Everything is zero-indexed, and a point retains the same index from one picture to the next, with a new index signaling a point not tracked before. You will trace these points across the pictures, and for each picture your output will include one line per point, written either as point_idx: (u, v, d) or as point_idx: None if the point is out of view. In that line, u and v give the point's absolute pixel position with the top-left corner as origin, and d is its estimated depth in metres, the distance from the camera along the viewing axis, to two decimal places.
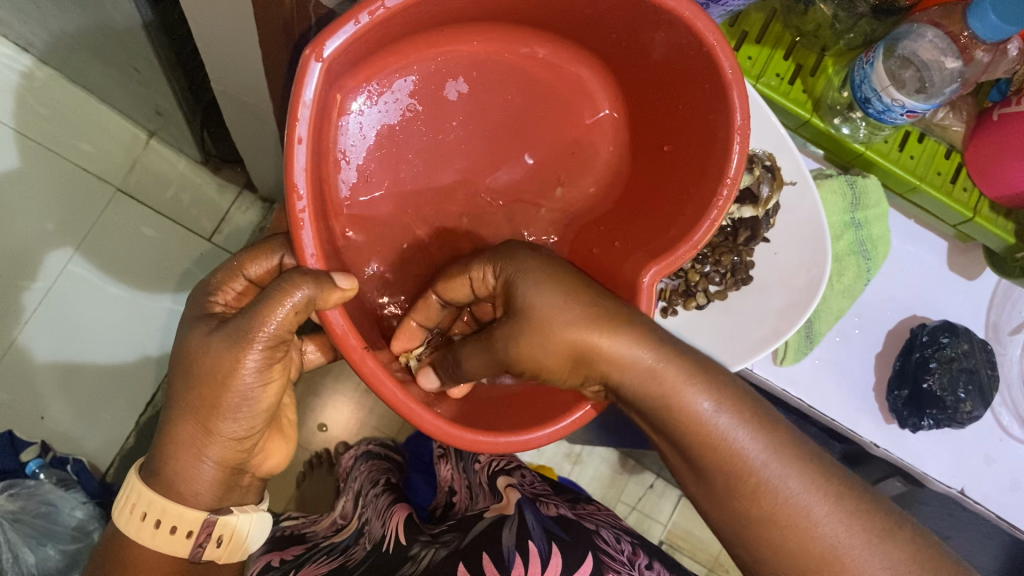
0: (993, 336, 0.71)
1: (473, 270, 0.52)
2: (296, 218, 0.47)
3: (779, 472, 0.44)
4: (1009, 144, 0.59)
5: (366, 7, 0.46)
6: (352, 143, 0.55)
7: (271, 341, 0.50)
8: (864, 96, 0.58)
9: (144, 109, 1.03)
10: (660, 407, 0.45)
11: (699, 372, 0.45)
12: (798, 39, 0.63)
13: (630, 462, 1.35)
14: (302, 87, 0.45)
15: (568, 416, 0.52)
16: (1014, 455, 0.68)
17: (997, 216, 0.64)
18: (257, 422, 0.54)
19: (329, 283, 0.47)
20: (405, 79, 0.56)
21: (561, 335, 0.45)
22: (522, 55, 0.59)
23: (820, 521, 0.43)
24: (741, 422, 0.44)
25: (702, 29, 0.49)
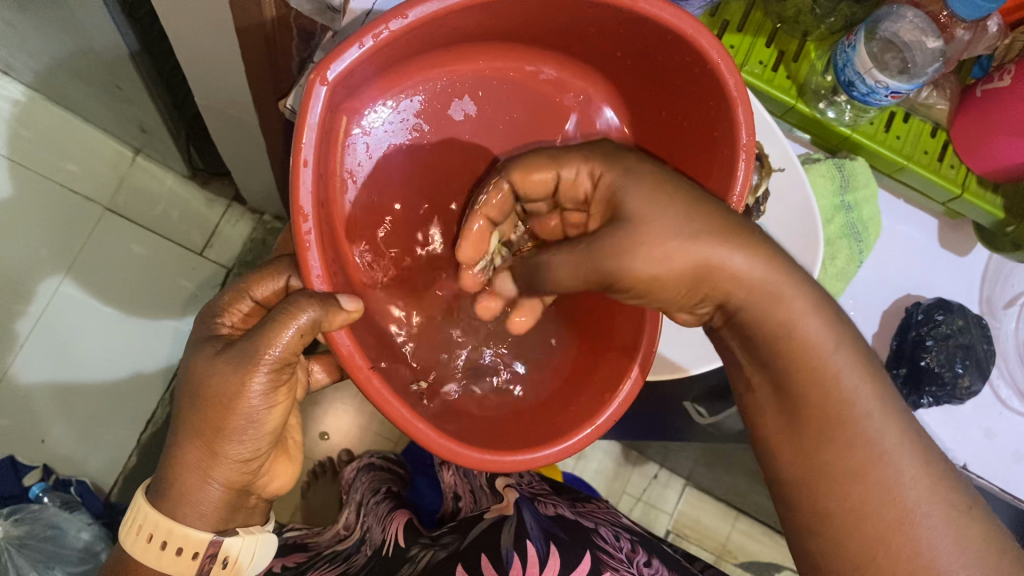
0: (987, 311, 0.70)
1: (566, 168, 0.48)
2: (302, 240, 0.46)
3: (883, 432, 0.41)
4: (997, 119, 0.59)
5: (369, 31, 0.46)
6: (359, 163, 0.56)
7: (274, 364, 0.50)
8: (849, 79, 0.58)
9: (128, 127, 1.03)
10: (772, 333, 0.42)
11: (825, 311, 0.42)
12: (779, 25, 0.63)
13: (632, 454, 1.37)
14: (308, 110, 0.45)
15: (577, 434, 0.54)
16: (1013, 427, 0.68)
17: (987, 192, 0.64)
18: (262, 444, 0.54)
19: (335, 305, 0.48)
20: (411, 99, 0.57)
21: (688, 252, 0.40)
22: (525, 70, 0.60)
23: (905, 475, 0.41)
24: (854, 370, 0.41)
25: (706, 48, 0.50)
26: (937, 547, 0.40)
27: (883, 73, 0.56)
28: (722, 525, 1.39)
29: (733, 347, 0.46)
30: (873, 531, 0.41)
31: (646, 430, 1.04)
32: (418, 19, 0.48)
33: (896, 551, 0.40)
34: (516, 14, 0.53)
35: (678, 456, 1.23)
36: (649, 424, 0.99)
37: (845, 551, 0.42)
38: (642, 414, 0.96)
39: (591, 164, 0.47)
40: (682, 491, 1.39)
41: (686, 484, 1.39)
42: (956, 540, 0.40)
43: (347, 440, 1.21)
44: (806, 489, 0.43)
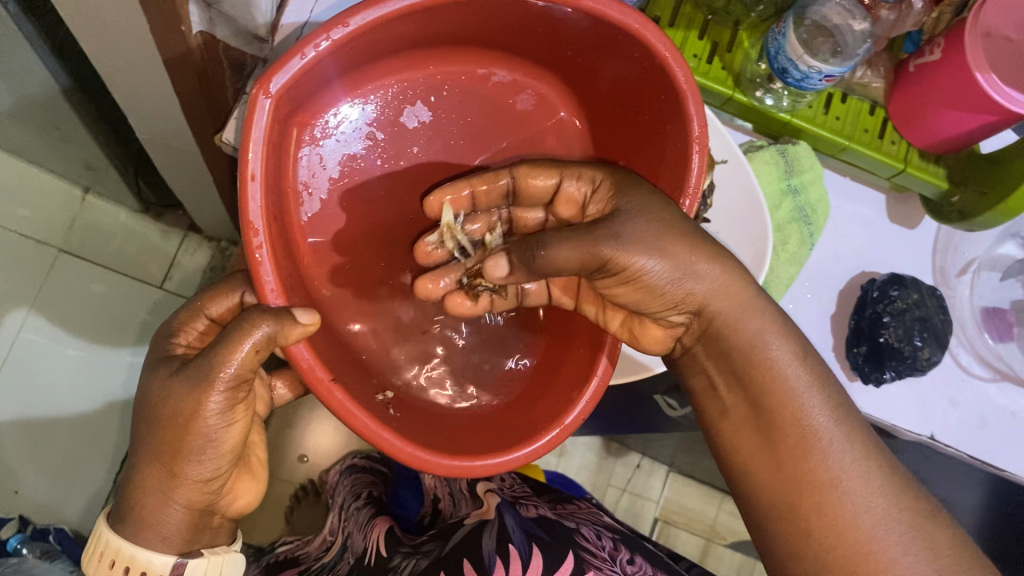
0: (942, 281, 0.70)
1: (568, 176, 0.55)
2: (254, 254, 0.47)
3: (841, 441, 0.49)
4: (931, 93, 0.59)
5: (311, 41, 0.46)
6: (312, 176, 0.55)
7: (233, 382, 0.48)
8: (783, 66, 0.58)
9: (74, 166, 1.02)
10: (743, 350, 0.51)
11: (785, 330, 0.51)
12: (711, 17, 0.63)
13: (614, 445, 1.38)
14: (250, 128, 0.45)
15: (543, 436, 0.53)
16: (976, 393, 0.68)
17: (928, 164, 0.65)
18: (223, 463, 0.52)
19: (290, 319, 0.46)
20: (364, 105, 0.57)
21: (679, 244, 0.48)
22: (472, 75, 0.60)
23: (869, 494, 0.48)
24: (811, 383, 0.50)
25: (652, 42, 0.50)
26: (907, 550, 0.46)
27: (815, 58, 0.56)
28: (709, 507, 1.40)
29: (707, 359, 0.53)
30: (845, 543, 0.47)
31: (623, 423, 1.04)
32: (359, 28, 0.48)
33: (866, 549, 0.47)
34: (453, 22, 0.53)
35: (658, 444, 1.24)
36: (624, 417, 0.99)
37: (827, 562, 0.47)
38: (616, 408, 0.96)
39: (589, 173, 0.54)
40: (667, 477, 1.40)
41: (670, 470, 1.39)
42: (923, 554, 0.46)
43: (328, 459, 1.20)
44: (781, 502, 0.50)
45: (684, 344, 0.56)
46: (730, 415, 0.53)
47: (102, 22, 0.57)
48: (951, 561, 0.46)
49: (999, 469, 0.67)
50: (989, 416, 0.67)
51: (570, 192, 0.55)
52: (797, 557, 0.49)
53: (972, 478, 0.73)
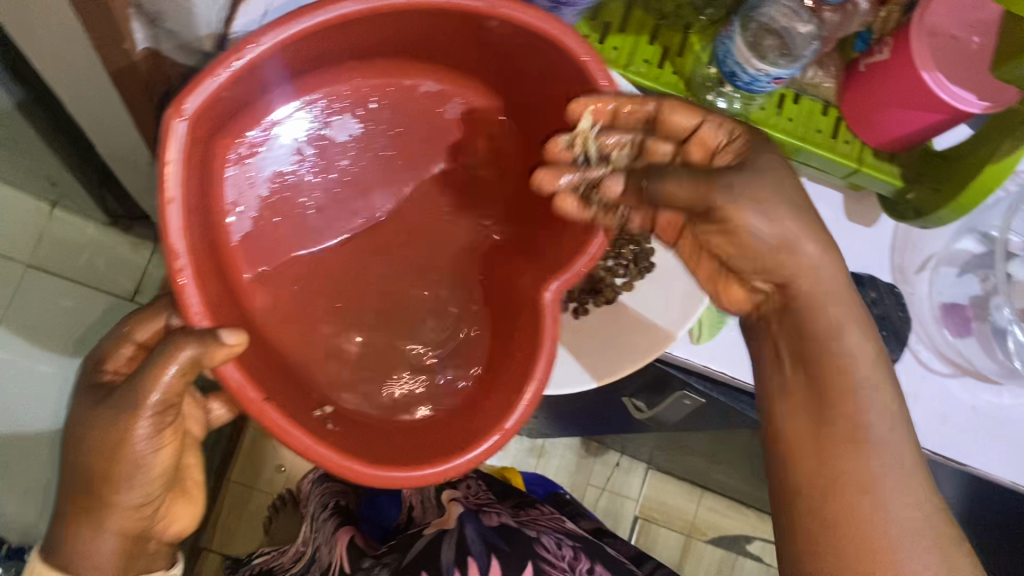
0: (900, 278, 0.70)
1: (709, 120, 0.52)
2: (178, 281, 0.44)
3: (892, 448, 0.47)
4: (882, 92, 0.59)
5: (233, 53, 0.45)
6: (238, 195, 0.53)
7: (159, 408, 0.48)
8: (731, 70, 0.58)
9: (39, 181, 1.01)
10: (814, 336, 0.48)
11: (863, 327, 0.49)
12: (661, 21, 0.63)
13: (592, 445, 1.37)
14: (165, 151, 0.42)
15: (482, 443, 0.48)
16: (936, 389, 0.68)
17: (882, 162, 0.65)
18: (155, 488, 0.52)
19: (215, 341, 0.43)
20: (282, 122, 0.55)
21: (789, 215, 0.47)
22: (402, 87, 0.58)
23: (906, 507, 0.46)
24: (878, 384, 0.48)
25: (572, 49, 0.50)
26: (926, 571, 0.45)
27: (763, 60, 0.56)
28: (688, 503, 1.41)
29: (777, 332, 0.51)
30: (865, 538, 0.46)
31: (597, 423, 1.04)
32: (273, 43, 0.46)
33: (884, 556, 0.46)
34: (381, 33, 0.52)
35: (635, 443, 1.24)
36: (597, 419, 0.99)
37: (846, 560, 0.46)
38: (588, 411, 0.96)
39: (727, 121, 0.51)
40: (646, 474, 1.40)
41: (649, 467, 1.40)
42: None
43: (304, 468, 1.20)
44: (810, 482, 0.48)
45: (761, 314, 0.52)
46: (788, 396, 0.50)
47: (45, 40, 0.56)
48: None
49: (962, 464, 0.67)
50: (950, 412, 0.67)
51: (708, 136, 0.52)
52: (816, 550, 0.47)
53: (939, 472, 0.73)
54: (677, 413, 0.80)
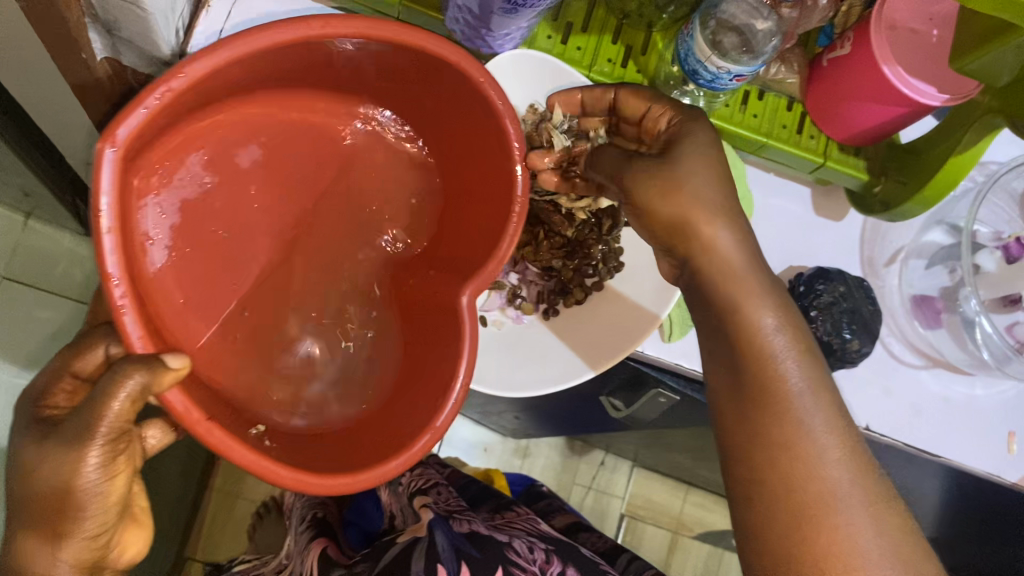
0: (870, 271, 0.70)
1: (657, 106, 0.52)
2: (116, 309, 0.42)
3: (814, 412, 0.45)
4: (846, 88, 0.59)
5: (158, 86, 0.41)
6: (155, 227, 0.46)
7: (110, 436, 0.46)
8: (692, 69, 0.58)
9: (11, 193, 0.99)
10: (728, 309, 0.47)
11: (775, 296, 0.47)
12: (623, 21, 0.63)
13: (577, 444, 1.37)
14: (98, 196, 0.40)
15: (413, 446, 0.46)
16: (907, 381, 0.68)
17: (848, 157, 0.65)
18: (110, 517, 0.49)
19: (161, 364, 0.41)
20: (197, 154, 0.47)
21: (700, 193, 0.47)
22: (312, 111, 0.52)
23: (834, 469, 0.44)
24: (795, 349, 0.46)
25: (472, 74, 0.47)
26: (859, 531, 0.43)
27: (724, 58, 0.56)
28: (675, 499, 1.41)
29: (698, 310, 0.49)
30: (791, 506, 0.44)
31: (578, 422, 1.03)
32: (202, 69, 0.43)
33: (815, 520, 0.43)
34: (334, 54, 0.47)
35: (620, 441, 1.24)
36: (579, 418, 0.98)
37: (780, 530, 0.44)
38: (568, 412, 0.96)
39: (664, 113, 0.52)
40: (631, 472, 1.40)
41: (634, 465, 1.40)
42: (874, 535, 0.43)
43: None
44: (740, 454, 0.46)
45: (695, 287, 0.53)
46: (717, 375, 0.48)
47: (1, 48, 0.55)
48: (905, 551, 0.43)
49: (936, 456, 0.67)
50: (922, 404, 0.68)
51: (654, 124, 0.53)
52: (756, 526, 0.45)
53: (917, 463, 0.73)
54: (653, 411, 0.80)
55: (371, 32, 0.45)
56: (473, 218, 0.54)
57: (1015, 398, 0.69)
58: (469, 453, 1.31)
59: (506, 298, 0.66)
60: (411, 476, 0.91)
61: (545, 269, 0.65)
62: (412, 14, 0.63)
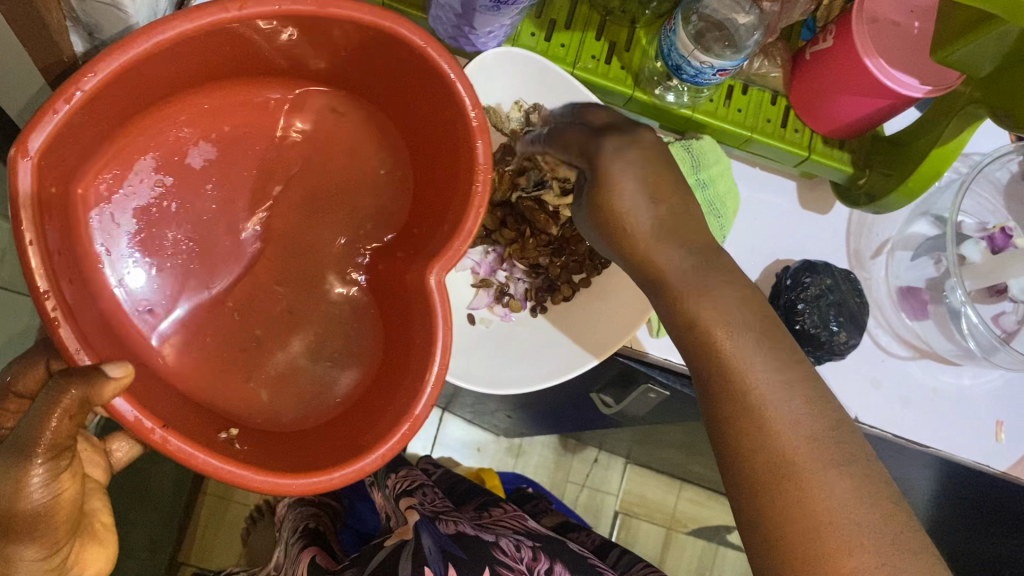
0: (857, 263, 0.71)
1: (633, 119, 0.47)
2: (50, 319, 0.41)
3: (782, 396, 0.42)
4: (828, 80, 0.60)
5: (73, 85, 0.41)
6: (110, 238, 0.47)
7: (52, 451, 0.42)
8: (675, 64, 0.58)
9: None
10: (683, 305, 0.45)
11: (727, 285, 0.45)
12: (607, 17, 0.63)
13: (570, 442, 1.37)
14: (18, 208, 0.40)
15: (392, 434, 0.46)
16: (896, 373, 0.68)
17: (832, 150, 0.66)
18: (60, 536, 0.46)
19: (97, 375, 0.39)
20: (148, 158, 0.48)
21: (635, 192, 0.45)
22: (260, 105, 0.52)
23: (810, 453, 0.40)
24: (755, 336, 0.44)
25: (408, 35, 0.47)
26: (846, 517, 0.39)
27: (707, 53, 0.56)
28: (668, 496, 1.41)
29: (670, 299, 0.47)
30: (757, 481, 0.41)
31: (570, 420, 1.03)
32: (115, 70, 0.42)
33: (797, 510, 0.39)
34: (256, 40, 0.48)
35: (613, 438, 1.24)
36: (571, 415, 0.98)
37: (767, 523, 0.40)
38: (560, 409, 0.96)
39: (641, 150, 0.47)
40: (624, 469, 1.40)
41: (627, 462, 1.40)
42: (864, 521, 0.39)
43: None
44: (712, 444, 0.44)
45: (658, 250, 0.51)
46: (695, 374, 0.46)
47: None
48: (901, 543, 0.38)
49: (924, 446, 0.67)
50: (911, 394, 0.68)
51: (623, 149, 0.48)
52: (747, 524, 0.41)
53: (906, 454, 0.73)
54: (644, 407, 0.80)
55: (289, 8, 0.45)
56: (438, 194, 0.54)
57: (1002, 387, 0.69)
58: (462, 452, 1.32)
59: (494, 295, 0.66)
60: (395, 478, 0.91)
61: (532, 267, 0.66)
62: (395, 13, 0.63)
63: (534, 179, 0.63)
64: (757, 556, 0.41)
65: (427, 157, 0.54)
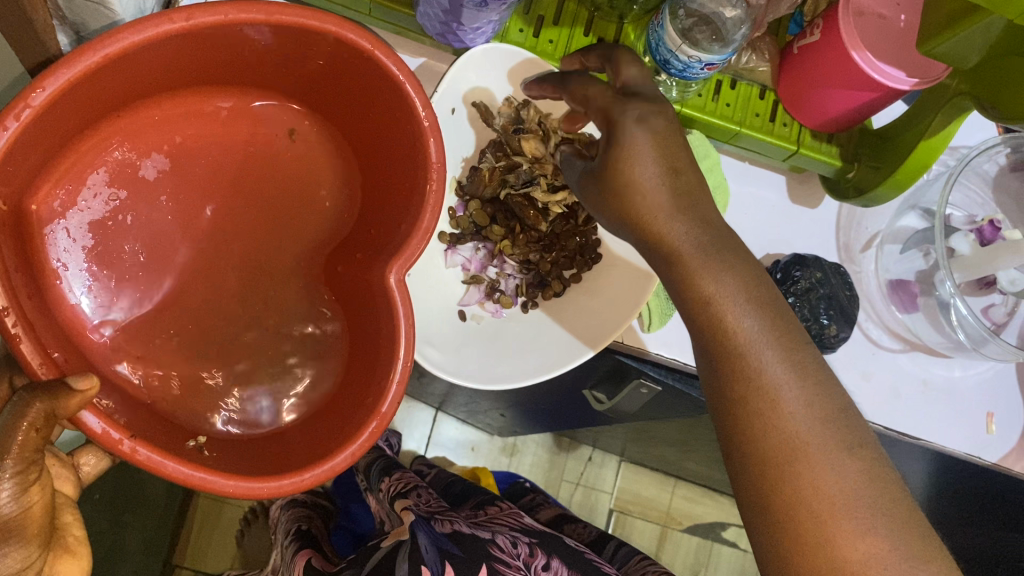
0: (847, 257, 0.71)
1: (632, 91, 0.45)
2: (11, 337, 0.41)
3: (781, 371, 0.44)
4: (816, 72, 0.60)
5: (12, 111, 0.40)
6: (65, 254, 0.47)
7: (20, 466, 0.43)
8: (664, 58, 0.58)
9: None
10: (687, 284, 0.45)
11: (730, 259, 0.45)
12: (595, 12, 0.63)
13: (564, 440, 1.37)
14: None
15: (364, 429, 0.47)
16: (886, 365, 0.69)
17: (820, 144, 0.66)
18: (33, 549, 0.46)
19: (63, 390, 0.40)
20: (99, 171, 0.48)
21: (655, 178, 0.44)
22: (211, 114, 0.52)
23: (805, 425, 0.43)
24: (757, 310, 0.45)
25: (354, 39, 0.47)
26: (840, 485, 0.42)
27: (695, 47, 0.56)
28: (663, 493, 1.41)
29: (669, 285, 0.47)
30: (773, 464, 0.43)
31: (564, 417, 1.03)
32: (65, 82, 0.41)
33: (794, 478, 0.43)
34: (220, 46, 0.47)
35: (608, 436, 1.24)
36: (565, 413, 0.98)
37: (765, 493, 0.44)
38: (554, 407, 0.96)
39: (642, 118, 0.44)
40: (619, 467, 1.40)
41: (622, 460, 1.40)
42: (853, 486, 0.43)
43: None
44: (722, 423, 0.46)
45: None
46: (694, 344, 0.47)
47: None
48: (884, 497, 0.43)
49: (915, 438, 0.68)
50: (901, 387, 0.68)
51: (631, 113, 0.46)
52: (745, 490, 0.45)
53: (898, 447, 0.73)
54: (636, 402, 0.80)
55: (241, 15, 0.45)
56: (390, 197, 0.54)
57: (992, 378, 0.70)
58: (456, 452, 1.31)
59: (484, 291, 0.66)
60: (392, 479, 0.91)
61: (523, 263, 0.66)
62: (382, 9, 0.63)
63: (524, 175, 0.63)
64: (764, 524, 0.44)
65: (377, 164, 0.55)
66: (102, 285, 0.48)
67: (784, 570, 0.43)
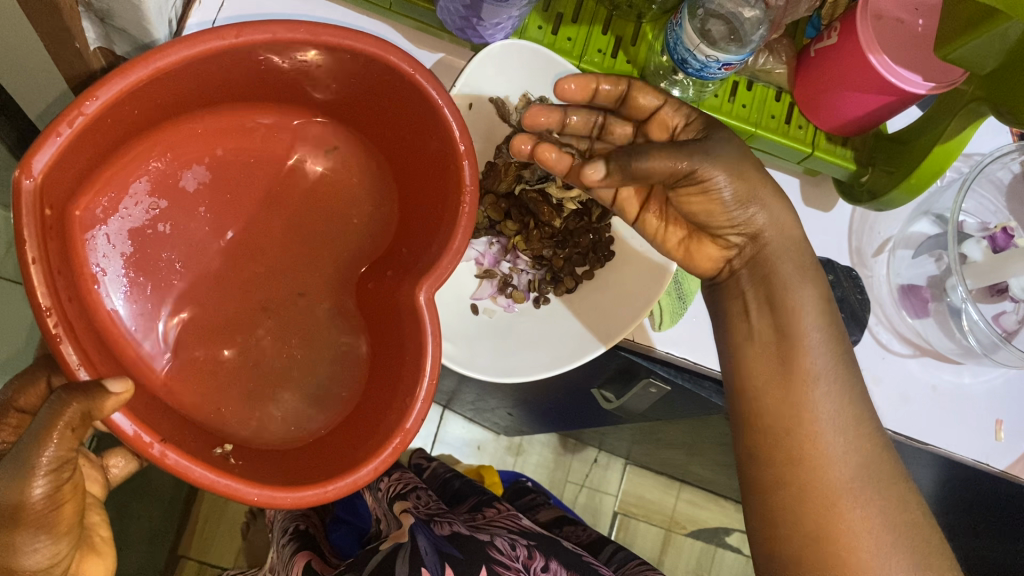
0: (859, 261, 0.71)
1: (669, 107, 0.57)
2: (52, 338, 0.42)
3: (837, 389, 0.54)
4: (835, 77, 0.60)
5: (65, 118, 0.42)
6: (105, 257, 0.48)
7: (55, 465, 0.43)
8: (681, 57, 0.59)
9: None
10: (770, 287, 0.55)
11: (815, 288, 0.56)
12: (614, 12, 0.64)
13: (570, 442, 1.37)
14: (21, 225, 0.41)
15: (386, 448, 0.47)
16: (895, 369, 0.69)
17: (836, 147, 0.66)
18: (63, 546, 0.47)
19: (99, 390, 0.41)
20: (141, 180, 0.49)
21: (739, 171, 0.51)
22: (250, 130, 0.54)
23: (846, 440, 0.54)
24: (825, 334, 0.55)
25: (398, 63, 0.48)
26: (859, 498, 0.53)
27: (713, 47, 0.56)
28: (667, 498, 1.42)
29: (746, 284, 0.57)
30: (814, 464, 0.53)
31: (571, 416, 1.04)
32: (115, 93, 0.43)
33: (823, 479, 0.53)
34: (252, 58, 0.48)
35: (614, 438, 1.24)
36: (573, 411, 0.99)
37: (802, 487, 0.53)
38: (563, 406, 0.96)
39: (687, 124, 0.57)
40: (624, 469, 1.40)
41: (626, 462, 1.40)
42: (873, 503, 0.53)
43: None
44: (779, 429, 0.55)
45: (731, 268, 0.58)
46: (755, 338, 0.56)
47: None
48: (897, 518, 0.53)
49: (923, 443, 0.68)
50: (910, 392, 0.68)
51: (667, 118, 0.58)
52: (780, 482, 0.54)
53: (906, 453, 0.73)
54: (644, 403, 0.80)
55: (284, 35, 0.46)
56: (422, 218, 0.55)
57: (1001, 385, 0.70)
58: (463, 450, 1.32)
59: (497, 286, 0.66)
60: (391, 479, 0.92)
61: (536, 257, 0.66)
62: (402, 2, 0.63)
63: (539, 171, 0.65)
64: (791, 512, 0.54)
65: (410, 184, 0.56)
66: (138, 291, 0.49)
67: (797, 553, 0.53)
